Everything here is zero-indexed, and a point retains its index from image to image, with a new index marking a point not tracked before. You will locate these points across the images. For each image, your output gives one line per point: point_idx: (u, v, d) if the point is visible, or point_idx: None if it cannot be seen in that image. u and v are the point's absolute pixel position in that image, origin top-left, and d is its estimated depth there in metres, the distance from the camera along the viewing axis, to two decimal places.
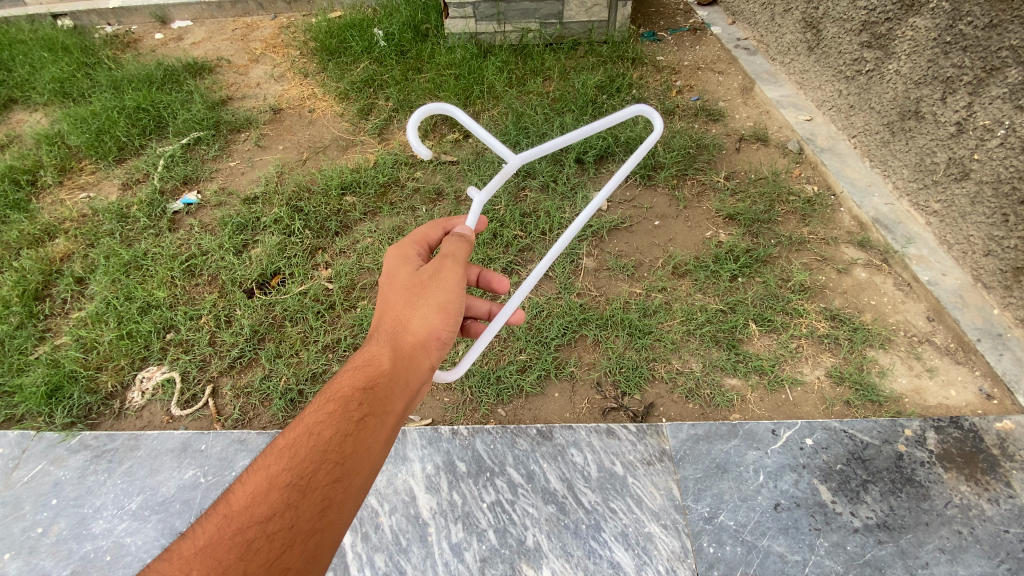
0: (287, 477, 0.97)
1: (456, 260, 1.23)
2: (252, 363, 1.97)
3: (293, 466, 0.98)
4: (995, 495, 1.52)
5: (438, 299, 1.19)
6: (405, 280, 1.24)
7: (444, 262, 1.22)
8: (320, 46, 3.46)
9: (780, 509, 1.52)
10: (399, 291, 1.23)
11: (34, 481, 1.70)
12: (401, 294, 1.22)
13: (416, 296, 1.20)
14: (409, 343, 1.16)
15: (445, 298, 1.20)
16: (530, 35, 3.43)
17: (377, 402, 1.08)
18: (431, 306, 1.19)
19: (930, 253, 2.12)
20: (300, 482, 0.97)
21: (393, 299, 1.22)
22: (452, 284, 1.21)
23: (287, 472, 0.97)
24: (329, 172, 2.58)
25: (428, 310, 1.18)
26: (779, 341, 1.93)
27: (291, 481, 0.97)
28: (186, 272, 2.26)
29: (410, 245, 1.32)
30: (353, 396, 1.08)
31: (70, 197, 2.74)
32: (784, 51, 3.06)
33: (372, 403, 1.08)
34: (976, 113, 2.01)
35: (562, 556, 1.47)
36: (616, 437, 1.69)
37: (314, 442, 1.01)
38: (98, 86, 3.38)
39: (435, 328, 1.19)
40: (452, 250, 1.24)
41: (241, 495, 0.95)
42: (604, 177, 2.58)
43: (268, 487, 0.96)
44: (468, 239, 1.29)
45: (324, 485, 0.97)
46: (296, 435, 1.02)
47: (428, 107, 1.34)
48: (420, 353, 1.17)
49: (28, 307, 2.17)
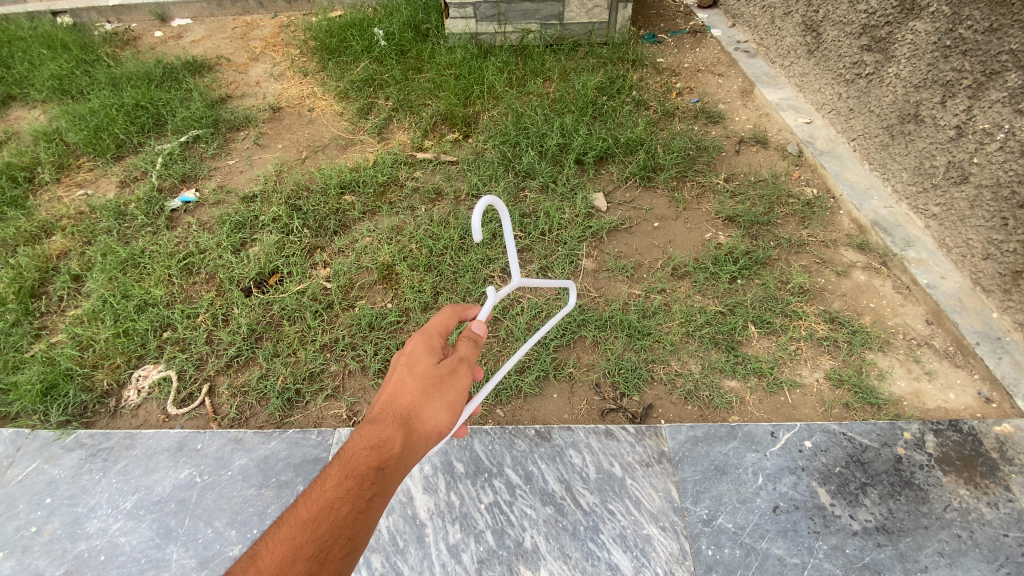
0: (309, 549, 0.93)
1: (470, 364, 1.19)
2: (249, 362, 1.96)
3: (316, 538, 0.95)
4: (993, 499, 1.51)
5: (451, 396, 1.14)
6: (424, 368, 1.15)
7: (461, 362, 1.17)
8: (320, 44, 3.46)
9: (778, 512, 1.52)
10: (415, 376, 1.15)
11: (28, 479, 1.68)
12: (419, 382, 1.14)
13: (434, 388, 1.13)
14: (419, 432, 1.10)
15: (458, 396, 1.15)
16: (530, 36, 3.43)
17: (389, 483, 1.05)
18: (447, 402, 1.13)
19: (929, 256, 2.13)
20: (319, 557, 0.93)
21: (410, 382, 1.14)
22: (465, 384, 1.17)
23: (309, 545, 0.93)
24: (329, 171, 2.57)
25: (441, 405, 1.13)
26: (778, 343, 1.92)
27: (313, 554, 0.93)
28: (184, 270, 2.25)
29: (435, 331, 1.21)
30: (368, 475, 1.03)
31: (68, 194, 2.73)
32: (784, 54, 3.06)
33: (384, 485, 1.04)
34: (975, 116, 2.02)
35: (560, 558, 1.46)
36: (615, 438, 1.69)
37: (332, 518, 0.97)
38: (97, 83, 3.36)
39: (443, 422, 1.13)
40: (468, 352, 1.19)
41: (266, 563, 0.90)
42: (603, 178, 2.58)
43: (293, 557, 0.92)
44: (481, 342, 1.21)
45: (339, 561, 0.94)
46: (314, 509, 0.98)
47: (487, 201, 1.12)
48: (427, 443, 1.12)
49: (24, 304, 2.15)
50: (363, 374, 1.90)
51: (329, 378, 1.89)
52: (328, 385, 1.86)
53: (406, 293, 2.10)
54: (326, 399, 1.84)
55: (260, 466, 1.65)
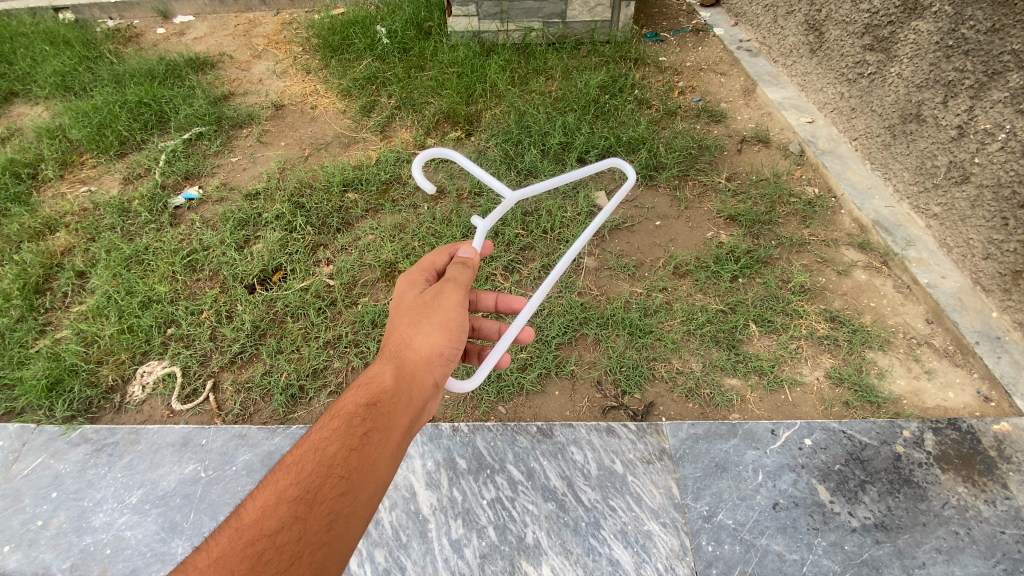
0: (295, 491, 0.94)
1: (458, 285, 1.26)
2: (253, 358, 1.97)
3: (301, 480, 0.95)
4: (991, 496, 1.53)
5: (442, 317, 1.21)
6: (410, 301, 1.25)
7: (448, 284, 1.24)
8: (323, 42, 3.46)
9: (778, 508, 1.53)
10: (404, 312, 1.24)
11: (34, 474, 1.70)
12: (407, 315, 1.23)
13: (420, 316, 1.21)
14: (413, 361, 1.17)
15: (449, 316, 1.22)
16: (533, 34, 3.44)
17: (381, 417, 1.07)
18: (434, 324, 1.20)
19: (929, 256, 2.14)
20: (307, 496, 0.93)
21: (399, 318, 1.24)
22: (455, 304, 1.23)
23: (294, 486, 0.94)
24: (332, 169, 2.58)
25: (430, 330, 1.19)
26: (779, 342, 1.94)
27: (300, 494, 0.93)
28: (187, 267, 2.26)
29: (416, 272, 1.33)
30: (358, 412, 1.06)
31: (71, 190, 2.74)
32: (786, 53, 3.07)
33: (378, 417, 1.06)
34: (977, 117, 2.03)
35: (561, 553, 1.47)
36: (616, 435, 1.70)
37: (319, 457, 0.98)
38: (100, 80, 3.37)
39: (439, 345, 1.19)
40: (455, 274, 1.27)
41: (251, 508, 0.92)
42: (605, 176, 2.59)
43: (277, 501, 0.92)
44: (472, 264, 1.31)
45: (330, 498, 0.94)
46: (300, 453, 1.00)
47: (433, 151, 1.48)
48: (424, 371, 1.17)
49: (29, 300, 2.17)
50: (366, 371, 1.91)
51: (333, 374, 1.90)
52: (331, 381, 1.88)
53: None
54: (330, 395, 1.85)
55: (264, 461, 1.66)
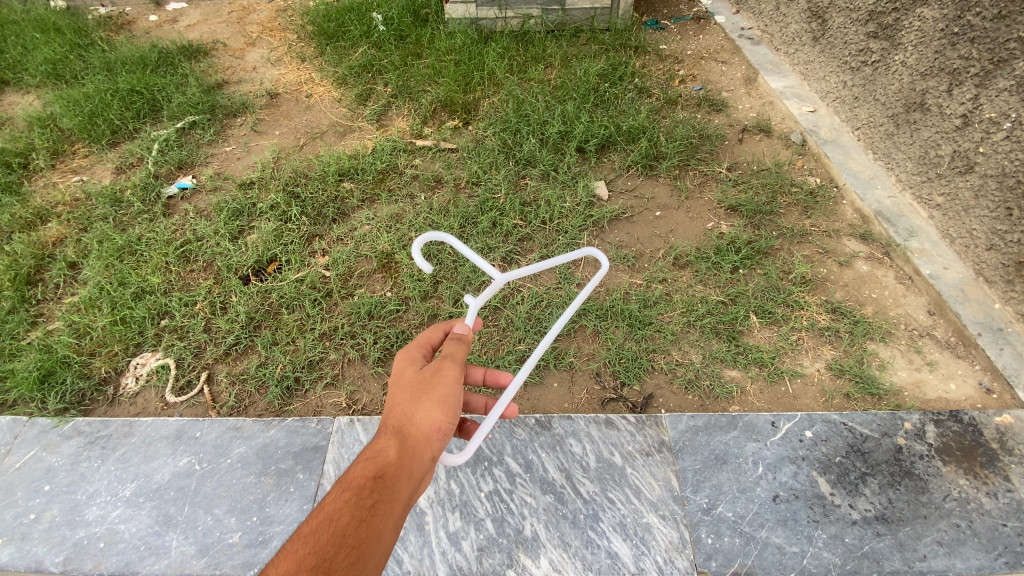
0: (312, 560, 0.89)
1: (455, 361, 1.19)
2: (248, 350, 1.95)
3: (316, 549, 0.90)
4: (993, 489, 1.52)
5: (441, 393, 1.15)
6: (409, 378, 1.19)
7: (444, 359, 1.18)
8: (318, 29, 3.41)
9: (778, 501, 1.52)
10: (403, 388, 1.18)
11: (26, 467, 1.68)
12: (407, 391, 1.17)
13: (419, 392, 1.15)
14: (414, 435, 1.11)
15: (448, 391, 1.15)
16: (531, 21, 3.38)
17: (387, 489, 1.03)
18: (434, 400, 1.13)
19: (932, 246, 2.11)
20: (323, 565, 0.88)
21: (398, 394, 1.17)
22: (452, 380, 1.16)
23: (312, 556, 0.89)
24: (327, 158, 2.54)
25: (431, 405, 1.13)
26: (780, 333, 1.92)
27: (316, 564, 0.88)
28: (181, 258, 2.23)
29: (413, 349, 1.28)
30: (366, 485, 1.02)
31: (63, 180, 2.70)
32: (788, 41, 3.02)
33: (384, 491, 1.02)
34: (982, 105, 2.00)
35: (560, 546, 1.46)
36: (615, 427, 1.68)
37: (333, 528, 0.94)
38: (92, 68, 3.31)
39: (438, 420, 1.12)
40: (452, 349, 1.20)
41: None
42: (605, 166, 2.55)
43: (296, 569, 0.86)
44: (467, 340, 1.24)
45: (345, 568, 0.89)
46: (315, 524, 0.96)
47: (424, 235, 1.33)
48: (426, 446, 1.11)
49: (20, 291, 2.13)
50: (362, 363, 1.89)
51: (329, 366, 1.88)
52: (327, 374, 1.86)
53: (405, 282, 2.08)
54: (326, 387, 1.83)
55: (259, 453, 1.64)
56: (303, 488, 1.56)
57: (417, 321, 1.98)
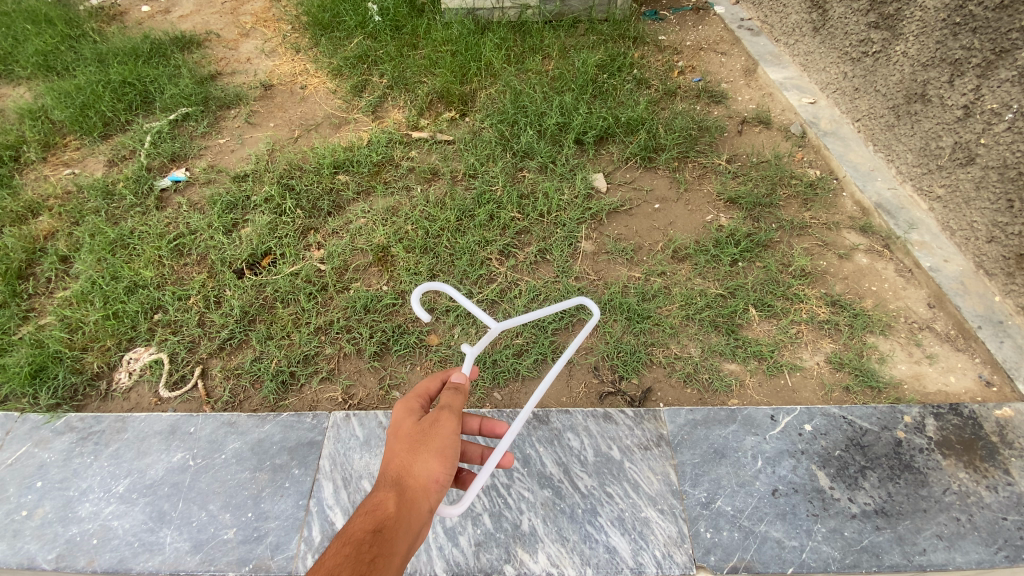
0: None
1: (453, 411, 1.15)
2: (243, 345, 1.92)
3: None
4: (993, 482, 1.51)
5: (440, 443, 1.11)
6: (407, 429, 1.15)
7: (443, 409, 1.15)
8: (313, 20, 3.36)
9: (777, 494, 1.51)
10: (400, 439, 1.14)
11: (18, 463, 1.66)
12: (405, 442, 1.13)
13: (418, 443, 1.11)
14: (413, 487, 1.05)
15: (447, 442, 1.12)
16: (529, 11, 3.34)
17: (388, 543, 0.95)
18: (433, 451, 1.10)
19: (932, 239, 2.10)
20: None
21: (395, 446, 1.13)
22: (451, 430, 1.12)
23: None
24: (322, 150, 2.51)
25: (430, 457, 1.09)
26: (779, 326, 1.90)
27: None
28: (174, 251, 2.20)
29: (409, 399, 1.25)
30: (365, 539, 0.95)
31: (55, 173, 2.66)
32: (788, 31, 2.99)
33: (384, 545, 0.95)
34: (983, 96, 1.99)
35: (558, 540, 1.45)
36: (613, 421, 1.67)
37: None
38: (83, 59, 3.26)
39: (437, 472, 1.08)
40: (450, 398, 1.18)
41: None
42: (603, 159, 2.53)
43: None
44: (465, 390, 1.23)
45: None
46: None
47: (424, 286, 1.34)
48: (424, 499, 1.06)
49: (11, 285, 2.10)
50: (358, 358, 1.87)
51: (324, 361, 1.86)
52: (323, 368, 1.84)
53: (401, 276, 2.06)
54: (321, 381, 1.82)
55: (254, 449, 1.62)
56: (298, 483, 1.54)
57: (414, 315, 1.96)
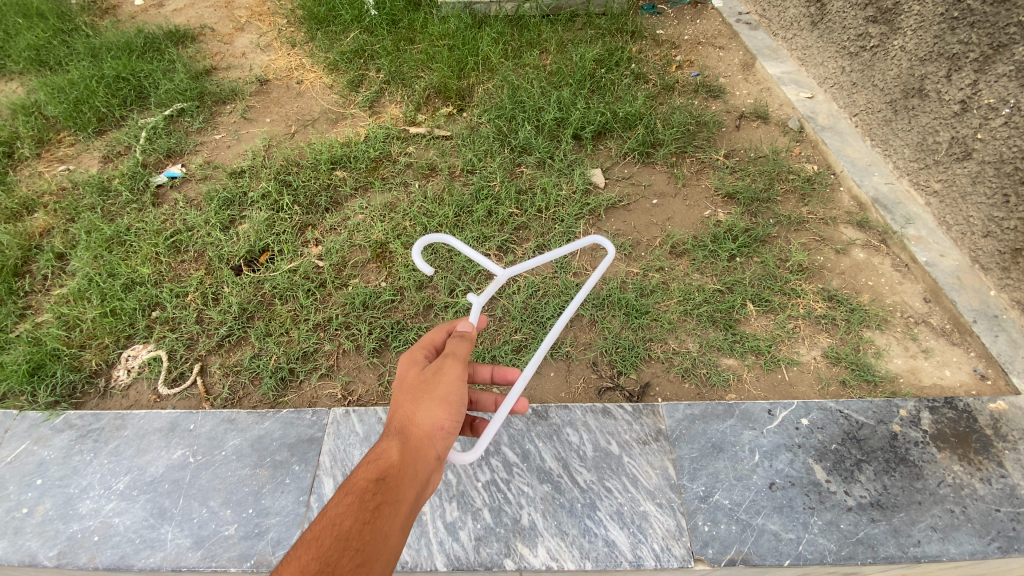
0: (316, 565, 0.85)
1: (456, 358, 1.15)
2: (241, 342, 1.92)
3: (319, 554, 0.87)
4: (987, 475, 1.53)
5: (442, 393, 1.12)
6: (412, 379, 1.16)
7: (445, 358, 1.14)
8: (308, 14, 3.34)
9: (774, 488, 1.52)
10: (405, 389, 1.15)
11: (18, 461, 1.66)
12: (408, 392, 1.14)
13: (421, 393, 1.12)
14: (416, 436, 1.09)
15: (449, 391, 1.12)
16: (526, 6, 3.33)
17: (391, 490, 1.00)
18: (435, 401, 1.11)
19: (928, 233, 2.11)
20: (327, 568, 0.85)
21: (400, 396, 1.15)
22: (454, 377, 1.13)
23: (316, 560, 0.86)
24: (319, 146, 2.50)
25: (433, 407, 1.11)
26: (776, 321, 1.91)
27: (319, 569, 0.84)
28: (171, 248, 2.19)
29: (416, 348, 1.24)
30: (368, 488, 1.00)
31: (49, 170, 2.64)
32: (786, 26, 2.99)
33: (388, 492, 1.00)
34: (980, 91, 2.00)
35: (557, 534, 1.46)
36: (612, 416, 1.68)
37: (335, 533, 0.91)
38: (76, 54, 3.23)
39: (440, 420, 1.11)
40: (454, 347, 1.16)
41: None
42: (601, 154, 2.53)
43: None
44: (470, 336, 1.21)
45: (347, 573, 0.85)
46: (315, 531, 0.93)
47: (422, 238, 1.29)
48: (429, 447, 1.10)
49: (7, 283, 2.09)
50: (358, 354, 1.88)
51: (323, 358, 1.86)
52: (322, 364, 1.84)
53: (400, 272, 2.06)
54: (321, 378, 1.82)
55: (254, 445, 1.62)
56: (298, 479, 1.55)
57: (413, 312, 1.96)
